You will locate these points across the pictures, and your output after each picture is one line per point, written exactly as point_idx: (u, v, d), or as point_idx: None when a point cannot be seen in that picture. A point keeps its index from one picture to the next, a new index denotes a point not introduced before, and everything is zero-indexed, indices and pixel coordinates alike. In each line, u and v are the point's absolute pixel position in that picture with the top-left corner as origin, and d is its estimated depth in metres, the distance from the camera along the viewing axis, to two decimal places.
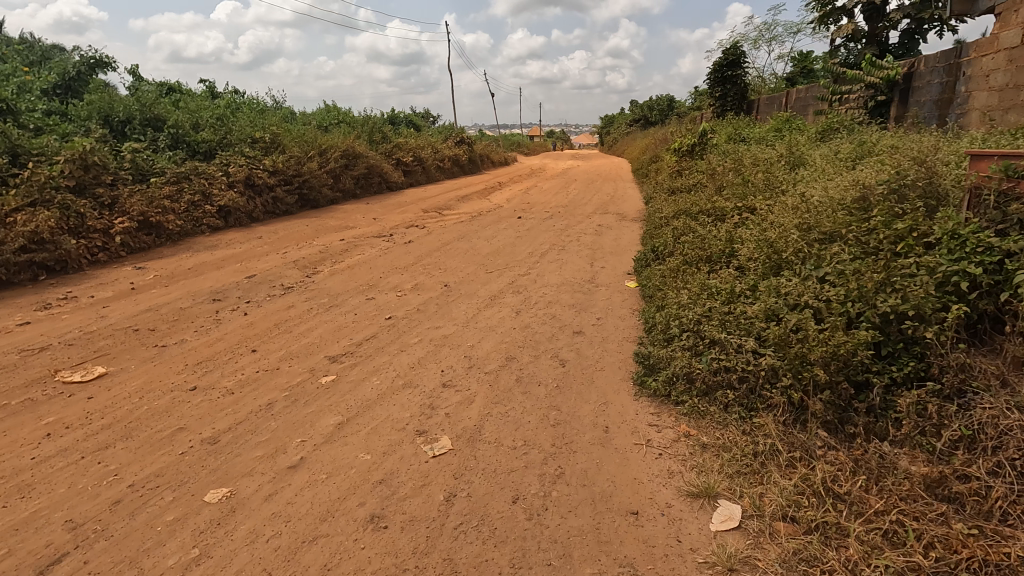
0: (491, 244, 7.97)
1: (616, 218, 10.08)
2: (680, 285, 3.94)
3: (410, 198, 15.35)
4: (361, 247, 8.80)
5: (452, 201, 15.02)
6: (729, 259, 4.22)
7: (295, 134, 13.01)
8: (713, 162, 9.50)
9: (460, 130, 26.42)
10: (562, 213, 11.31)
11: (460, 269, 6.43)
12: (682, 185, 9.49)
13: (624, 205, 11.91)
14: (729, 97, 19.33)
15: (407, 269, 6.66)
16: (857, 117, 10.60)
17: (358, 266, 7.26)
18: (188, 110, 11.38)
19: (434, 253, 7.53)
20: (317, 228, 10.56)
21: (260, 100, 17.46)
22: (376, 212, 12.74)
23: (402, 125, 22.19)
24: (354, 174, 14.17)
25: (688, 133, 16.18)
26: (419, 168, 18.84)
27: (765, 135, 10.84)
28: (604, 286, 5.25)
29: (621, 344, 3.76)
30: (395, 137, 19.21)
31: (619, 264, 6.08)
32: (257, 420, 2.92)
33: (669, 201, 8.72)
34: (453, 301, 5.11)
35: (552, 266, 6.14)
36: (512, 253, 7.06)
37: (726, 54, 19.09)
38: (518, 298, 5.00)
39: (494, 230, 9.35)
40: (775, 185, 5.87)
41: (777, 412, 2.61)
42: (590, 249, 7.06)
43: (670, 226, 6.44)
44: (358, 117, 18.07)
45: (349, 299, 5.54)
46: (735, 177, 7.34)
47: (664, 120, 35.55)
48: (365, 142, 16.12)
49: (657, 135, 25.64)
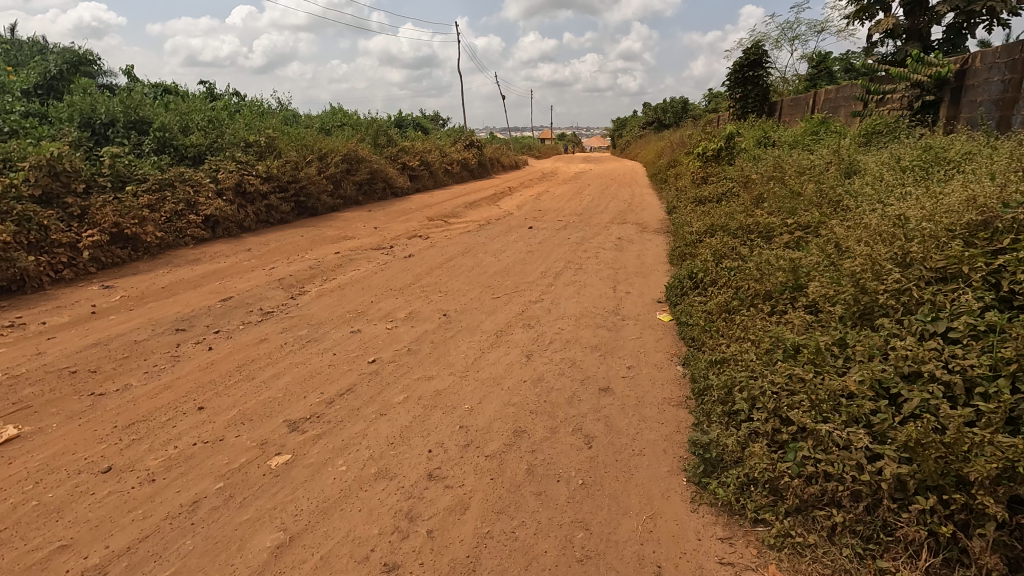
0: (498, 260, 7.16)
1: (636, 230, 9.24)
2: (738, 334, 3.09)
3: (415, 204, 14.62)
4: (357, 262, 8.04)
5: (459, 208, 14.26)
6: (796, 296, 3.36)
7: (294, 138, 12.33)
8: (743, 169, 8.63)
9: (470, 132, 25.71)
10: (577, 223, 10.49)
11: (462, 292, 5.62)
12: (710, 196, 8.62)
13: (643, 214, 11.07)
14: (750, 99, 18.38)
15: (402, 292, 5.87)
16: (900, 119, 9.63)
17: (349, 286, 6.49)
18: (178, 112, 10.72)
19: (434, 271, 6.75)
20: (312, 238, 9.83)
21: (261, 101, 16.81)
22: (378, 221, 12.02)
23: (409, 127, 21.51)
24: (356, 179, 13.47)
25: (709, 137, 15.27)
26: (426, 172, 18.13)
27: (798, 139, 9.91)
28: (632, 320, 4.40)
29: (663, 411, 2.92)
30: (401, 140, 18.54)
31: (646, 289, 5.24)
32: (169, 536, 2.14)
33: (696, 213, 7.85)
34: (452, 336, 4.30)
35: (568, 291, 5.32)
36: (522, 273, 6.25)
37: (747, 53, 18.14)
38: (528, 335, 4.18)
39: (503, 243, 8.54)
40: (831, 198, 5.01)
41: (917, 556, 1.77)
42: (610, 268, 6.22)
43: (704, 246, 5.58)
44: (362, 120, 17.39)
45: (331, 330, 4.75)
46: (773, 186, 6.47)
47: (679, 122, 34.57)
48: (368, 145, 15.43)
49: (672, 139, 24.75)
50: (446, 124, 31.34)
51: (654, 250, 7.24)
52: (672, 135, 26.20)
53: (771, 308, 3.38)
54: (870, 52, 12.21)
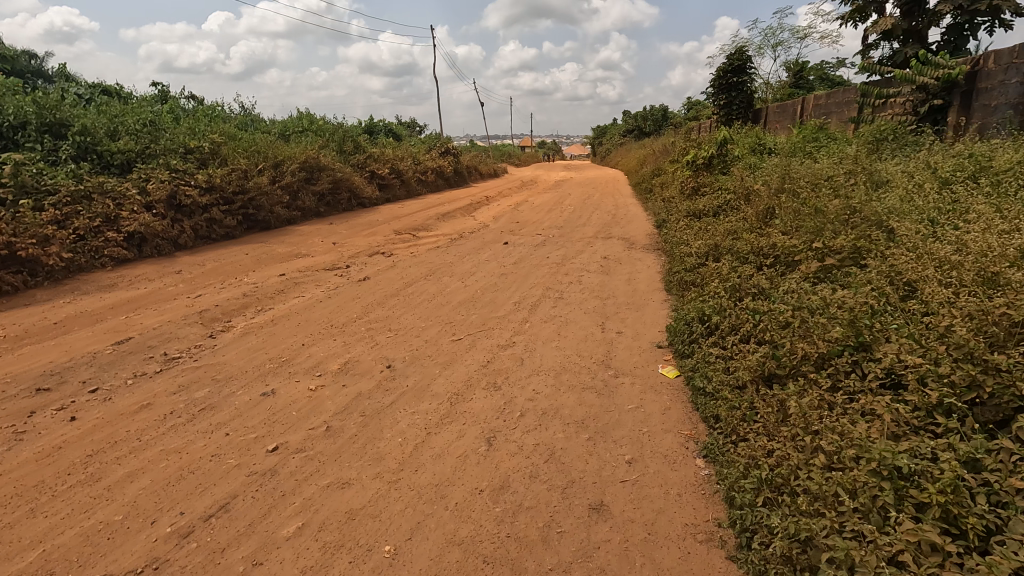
0: (465, 285, 6.13)
1: (623, 247, 8.31)
2: (799, 434, 2.10)
3: (383, 216, 13.52)
4: (303, 287, 6.95)
5: (430, 220, 13.24)
6: (867, 364, 2.39)
7: (245, 144, 11.19)
8: (740, 181, 7.75)
9: (445, 140, 24.75)
10: (557, 238, 9.55)
11: (415, 332, 4.57)
12: (704, 211, 7.73)
13: (628, 227, 10.18)
14: (734, 106, 17.70)
15: (342, 331, 4.79)
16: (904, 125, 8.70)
17: (285, 321, 5.41)
18: (109, 115, 9.53)
19: (388, 301, 5.71)
20: (258, 257, 8.68)
21: (217, 105, 15.59)
22: (339, 235, 10.93)
23: (381, 134, 20.42)
24: (316, 189, 12.36)
25: (695, 146, 14.46)
26: (396, 181, 17.08)
27: (795, 148, 9.06)
28: (627, 378, 3.39)
29: (685, 556, 1.93)
30: (370, 147, 17.44)
31: (641, 330, 4.26)
32: None
33: (690, 230, 6.91)
34: (391, 403, 3.24)
35: (546, 331, 4.32)
36: (492, 305, 5.22)
37: (730, 59, 17.43)
38: (491, 403, 3.14)
39: (473, 263, 7.52)
40: (864, 217, 4.09)
41: None
42: (595, 298, 5.23)
43: (709, 275, 4.63)
44: (328, 126, 16.26)
45: (237, 390, 3.65)
46: (783, 201, 5.55)
47: (660, 130, 33.97)
48: (332, 152, 14.33)
49: (653, 147, 24.08)
50: (422, 130, 30.34)
51: (645, 273, 6.28)
52: (653, 144, 25.51)
53: (831, 378, 2.42)
54: (864, 54, 11.41)
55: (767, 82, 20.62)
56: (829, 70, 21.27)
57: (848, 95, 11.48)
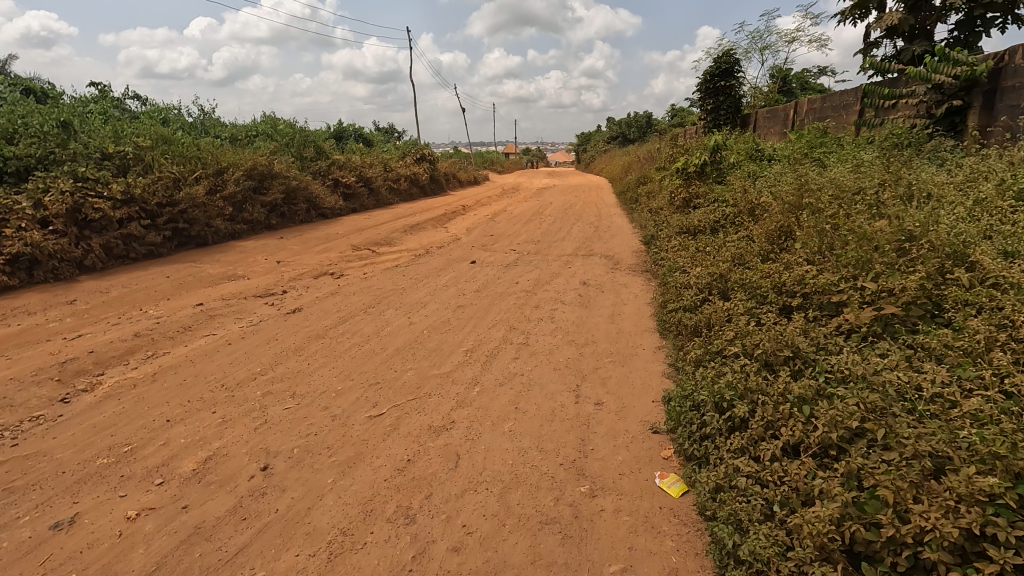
0: (411, 322, 4.95)
1: (606, 267, 7.20)
2: None
3: (343, 229, 12.29)
4: (219, 321, 5.73)
5: (396, 233, 12.05)
6: None
7: (180, 148, 9.92)
8: (740, 192, 6.69)
9: (421, 146, 23.64)
10: (532, 256, 8.43)
11: (323, 401, 3.37)
12: (698, 227, 6.64)
13: (612, 243, 9.10)
14: (722, 110, 16.73)
15: (230, 396, 3.57)
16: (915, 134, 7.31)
17: (170, 374, 4.20)
18: (12, 114, 8.23)
19: (310, 346, 4.52)
20: (181, 280, 7.42)
21: (165, 107, 14.31)
22: (288, 251, 9.69)
23: (350, 140, 19.21)
24: (267, 199, 11.13)
25: (682, 153, 13.44)
26: (363, 189, 15.89)
27: (797, 153, 8.02)
28: (608, 501, 2.24)
29: None
30: (335, 153, 16.23)
31: (629, 401, 3.13)
32: None
33: (685, 251, 5.81)
34: (237, 555, 2.06)
35: (500, 403, 3.17)
36: (437, 355, 4.05)
37: (717, 62, 16.51)
38: (392, 558, 1.99)
39: (429, 288, 6.35)
40: (926, 246, 3.01)
41: None
42: (570, 344, 4.07)
43: (713, 322, 3.55)
44: (288, 130, 15.01)
45: (26, 513, 2.43)
46: (799, 221, 4.50)
47: (644, 137, 33.16)
48: (289, 159, 13.10)
49: (638, 154, 23.12)
50: (399, 137, 29.23)
51: (632, 304, 5.16)
52: (637, 151, 24.58)
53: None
54: (866, 53, 10.42)
55: (755, 87, 19.73)
56: (812, 78, 20.61)
57: (848, 96, 10.45)
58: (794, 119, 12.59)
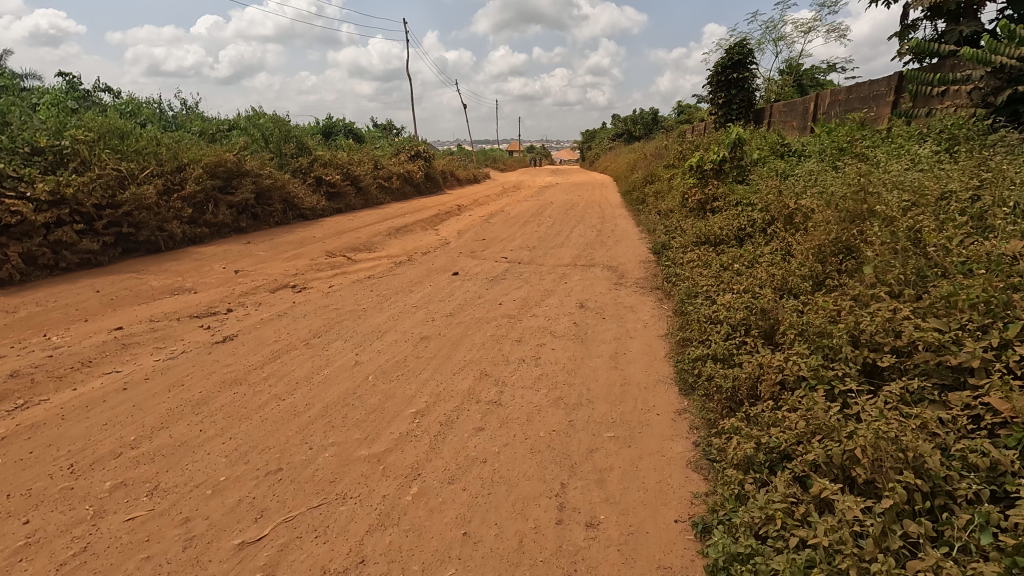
0: (358, 362, 3.86)
1: (609, 281, 6.11)
2: None
3: (322, 232, 11.23)
4: (132, 352, 4.68)
5: (378, 237, 10.99)
6: None
7: (132, 142, 8.89)
8: (771, 196, 5.60)
9: (418, 142, 22.58)
10: (523, 266, 7.35)
11: (187, 507, 2.31)
12: (721, 238, 5.56)
13: (614, 251, 8.01)
14: (734, 105, 15.52)
15: (66, 490, 2.50)
16: (966, 126, 6.04)
17: (20, 437, 3.14)
18: None
19: (219, 396, 3.46)
20: (114, 295, 6.38)
21: (135, 99, 13.31)
22: (252, 258, 8.64)
23: (339, 135, 18.15)
24: (234, 199, 10.09)
25: (693, 150, 12.30)
26: (349, 189, 14.84)
27: (832, 150, 6.89)
28: None
29: None
30: (320, 149, 15.17)
31: (635, 524, 2.06)
32: None
33: (706, 268, 4.76)
34: None
35: (439, 523, 2.10)
36: (374, 421, 2.96)
37: (729, 53, 15.34)
38: None
39: (395, 309, 5.27)
40: None
41: None
42: (556, 405, 2.98)
43: (761, 386, 2.52)
44: (269, 124, 13.96)
45: None
46: (865, 237, 3.46)
47: (650, 134, 31.93)
48: (264, 156, 12.06)
49: (645, 152, 21.94)
50: (397, 133, 28.14)
51: (640, 337, 4.06)
52: (643, 148, 23.36)
53: None
54: (903, 36, 9.22)
55: (769, 81, 18.51)
56: (819, 75, 19.51)
57: (880, 86, 9.26)
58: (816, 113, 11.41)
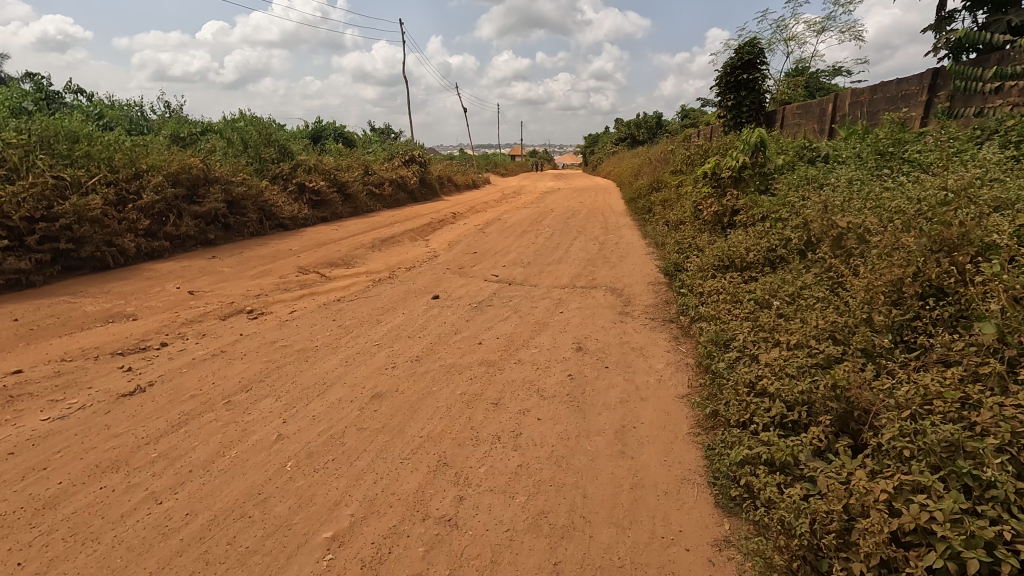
0: (280, 436, 2.94)
1: (613, 310, 5.18)
2: None
3: (300, 244, 10.33)
4: (19, 405, 3.78)
5: (360, 250, 10.09)
6: None
7: (82, 147, 8.03)
8: (807, 210, 4.65)
9: (414, 147, 21.76)
10: (513, 289, 6.43)
11: None
12: (749, 262, 4.61)
13: (618, 269, 7.08)
14: (744, 107, 14.52)
15: None
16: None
17: None
18: None
19: (79, 491, 2.54)
20: (35, 323, 5.50)
21: (106, 101, 12.51)
22: (213, 276, 7.75)
23: (328, 140, 17.33)
24: (201, 209, 9.22)
25: (704, 155, 11.35)
26: (335, 196, 13.96)
27: (870, 157, 5.94)
28: None
29: None
30: (304, 154, 14.31)
31: None
32: None
33: (735, 303, 3.84)
34: None
35: None
36: (269, 555, 2.03)
37: (738, 53, 14.39)
38: None
39: (352, 348, 4.35)
40: None
41: None
42: (535, 531, 2.05)
43: (859, 537, 1.59)
44: (249, 128, 13.10)
45: None
46: (975, 276, 2.49)
47: (654, 139, 30.98)
48: (238, 162, 11.20)
49: (649, 156, 21.00)
50: (394, 137, 27.34)
51: (653, 400, 3.12)
52: (648, 152, 22.43)
53: None
54: (939, 29, 8.24)
55: (779, 82, 17.52)
56: (829, 77, 18.54)
57: (912, 84, 8.30)
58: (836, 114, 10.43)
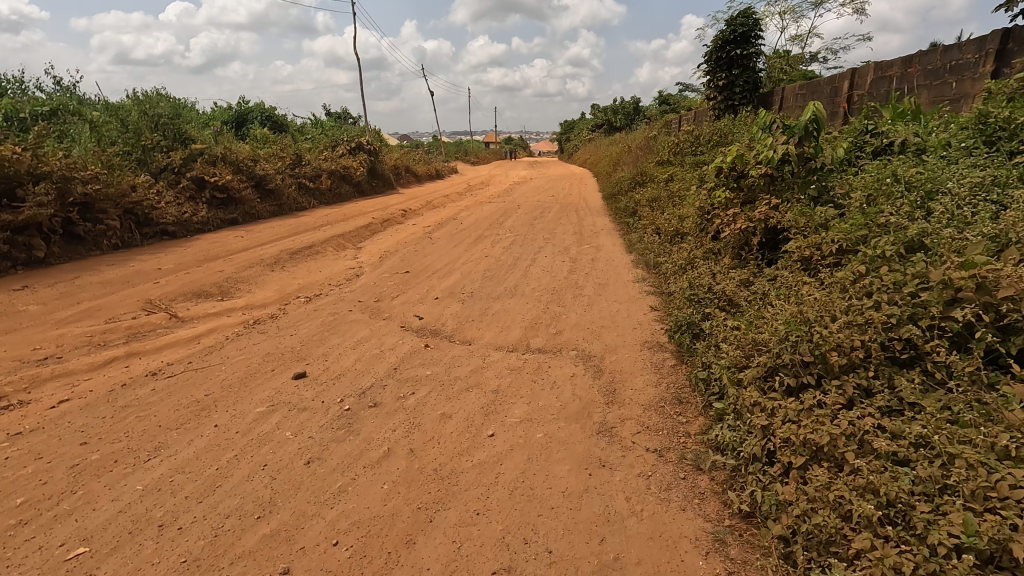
0: None
1: (586, 425, 2.86)
2: None
3: (175, 260, 7.79)
4: None
5: (255, 268, 7.64)
6: None
7: None
8: (964, 255, 2.44)
9: (365, 134, 19.16)
10: (432, 355, 4.09)
11: None
12: (854, 357, 2.31)
13: (595, 311, 4.81)
14: (737, 88, 12.11)
15: None
16: None
17: None
18: None
19: None
20: None
21: None
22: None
23: (254, 126, 14.67)
24: (17, 218, 6.65)
25: (698, 143, 9.03)
26: (251, 192, 11.39)
27: (991, 150, 3.73)
28: None
29: None
30: (210, 140, 11.64)
31: None
32: None
33: (901, 521, 1.62)
34: None
35: None
36: None
37: (731, 23, 11.88)
38: None
39: None
40: None
41: None
42: None
43: None
44: (131, 109, 10.43)
45: None
46: None
47: (632, 124, 28.56)
48: (99, 153, 8.58)
49: (628, 143, 18.64)
50: (349, 122, 24.81)
51: None
52: (626, 139, 20.06)
53: None
54: None
55: (773, 58, 15.11)
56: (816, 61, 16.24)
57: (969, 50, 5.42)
58: (841, 91, 7.52)
